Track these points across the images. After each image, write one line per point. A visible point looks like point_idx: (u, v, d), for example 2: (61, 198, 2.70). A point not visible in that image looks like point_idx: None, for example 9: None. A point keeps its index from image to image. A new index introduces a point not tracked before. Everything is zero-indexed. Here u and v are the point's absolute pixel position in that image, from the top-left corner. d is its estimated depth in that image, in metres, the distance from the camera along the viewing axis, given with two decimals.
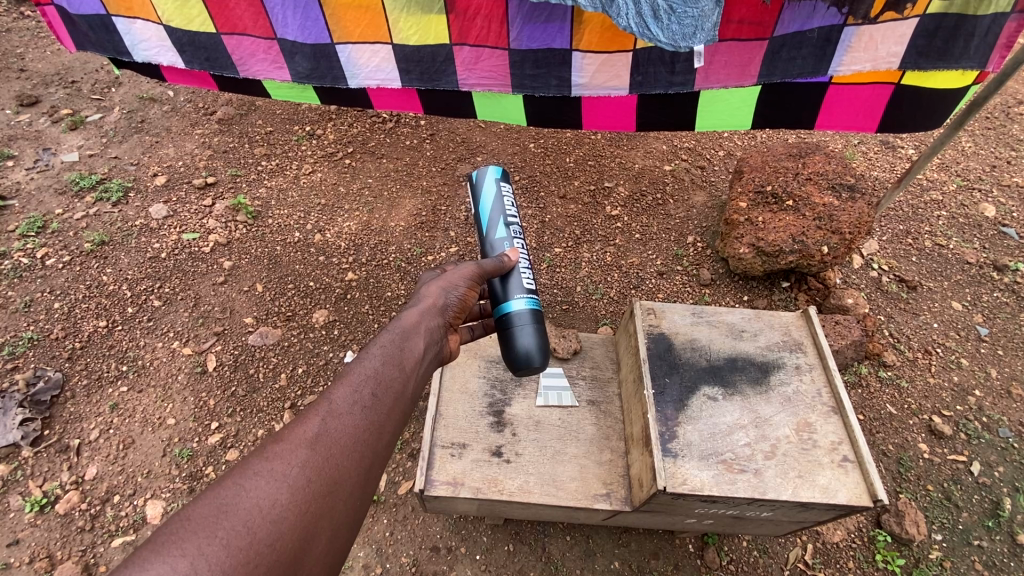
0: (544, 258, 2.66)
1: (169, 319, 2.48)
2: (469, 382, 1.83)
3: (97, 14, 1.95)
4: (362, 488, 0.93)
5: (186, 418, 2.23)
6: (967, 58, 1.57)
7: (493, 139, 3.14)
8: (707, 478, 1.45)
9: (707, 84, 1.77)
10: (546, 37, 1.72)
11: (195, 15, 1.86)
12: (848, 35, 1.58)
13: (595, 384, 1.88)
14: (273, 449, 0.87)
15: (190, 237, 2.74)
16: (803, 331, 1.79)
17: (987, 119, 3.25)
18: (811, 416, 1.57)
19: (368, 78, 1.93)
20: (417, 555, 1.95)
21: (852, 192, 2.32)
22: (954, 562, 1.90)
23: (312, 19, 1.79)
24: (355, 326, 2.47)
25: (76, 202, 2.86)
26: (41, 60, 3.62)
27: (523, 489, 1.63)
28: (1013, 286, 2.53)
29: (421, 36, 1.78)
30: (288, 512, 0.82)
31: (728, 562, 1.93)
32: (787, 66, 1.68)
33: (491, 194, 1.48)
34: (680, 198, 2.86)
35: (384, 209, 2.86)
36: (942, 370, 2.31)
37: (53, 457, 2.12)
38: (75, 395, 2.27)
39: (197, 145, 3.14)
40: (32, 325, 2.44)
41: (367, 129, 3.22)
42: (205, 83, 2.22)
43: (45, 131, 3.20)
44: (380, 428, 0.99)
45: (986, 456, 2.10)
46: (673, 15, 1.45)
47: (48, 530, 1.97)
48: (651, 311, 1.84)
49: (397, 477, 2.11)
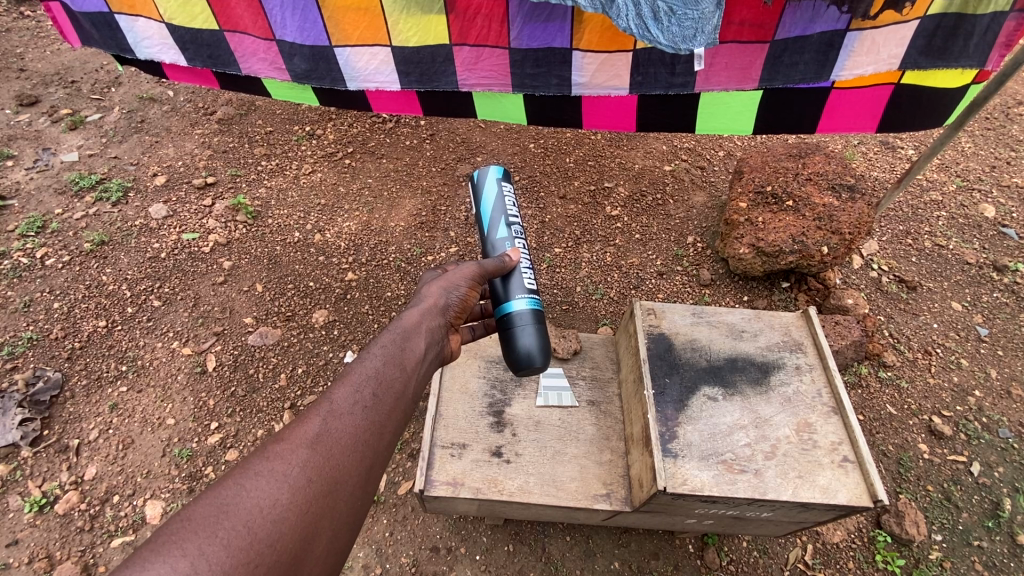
0: (545, 258, 2.66)
1: (169, 319, 2.48)
2: (469, 382, 1.83)
3: (100, 12, 1.95)
4: (362, 488, 0.92)
5: (185, 418, 2.22)
6: (967, 57, 1.58)
7: (494, 139, 3.14)
8: (708, 478, 1.45)
9: (707, 87, 1.77)
10: (546, 36, 1.72)
11: (198, 12, 1.86)
12: (852, 40, 1.58)
13: (595, 384, 1.88)
14: (274, 449, 0.87)
15: (190, 237, 2.74)
16: (803, 332, 1.79)
17: (987, 120, 3.26)
18: (811, 416, 1.57)
19: (367, 80, 1.92)
20: (416, 555, 1.95)
21: (852, 192, 2.33)
22: (954, 563, 1.90)
23: (311, 21, 1.79)
24: (355, 325, 2.47)
25: (75, 202, 2.86)
26: (41, 60, 3.62)
27: (523, 490, 1.62)
28: (1013, 286, 2.53)
29: (421, 36, 1.78)
30: (289, 511, 0.82)
31: (728, 563, 1.93)
32: (788, 71, 1.68)
33: (493, 194, 1.48)
34: (680, 198, 2.86)
35: (384, 209, 2.86)
36: (942, 370, 2.31)
37: (52, 458, 2.12)
38: (74, 395, 2.27)
39: (197, 145, 3.13)
40: (32, 325, 2.43)
41: (367, 129, 3.22)
42: (207, 81, 2.22)
43: (45, 131, 3.20)
44: (381, 428, 0.99)
45: (986, 457, 2.10)
46: (674, 17, 1.45)
47: (48, 530, 1.97)
48: (651, 311, 1.84)
49: (397, 477, 2.11)
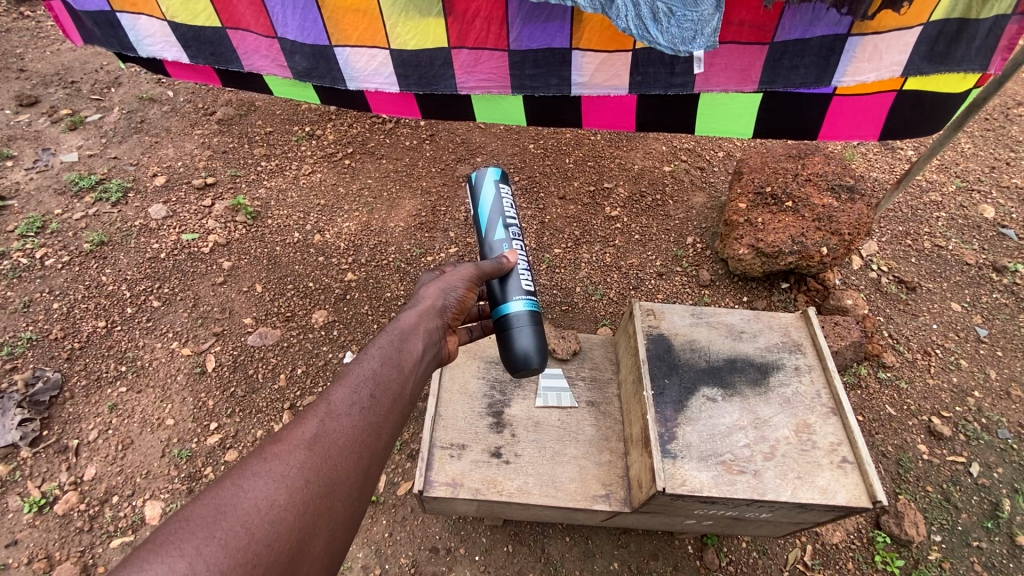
0: (544, 259, 2.66)
1: (169, 319, 2.48)
2: (469, 382, 1.83)
3: (102, 11, 1.95)
4: (360, 488, 0.92)
5: (184, 419, 2.22)
6: (969, 61, 1.58)
7: (494, 139, 3.14)
8: (707, 478, 1.45)
9: (706, 88, 1.77)
10: (546, 37, 1.73)
11: (200, 10, 1.86)
12: (854, 45, 1.59)
13: (594, 384, 1.88)
14: (271, 450, 0.87)
15: (190, 237, 2.74)
16: (802, 332, 1.79)
17: (987, 120, 3.26)
18: (811, 417, 1.57)
19: (366, 80, 1.92)
20: (416, 556, 1.95)
21: (852, 192, 2.33)
22: (953, 563, 1.90)
23: (311, 20, 1.79)
24: (355, 326, 2.47)
25: (75, 202, 2.86)
26: (41, 60, 3.62)
27: (522, 490, 1.62)
28: (1013, 287, 2.53)
29: (419, 39, 1.78)
30: (286, 512, 0.82)
31: (728, 563, 1.93)
32: (788, 73, 1.69)
33: (491, 195, 1.48)
34: (680, 198, 2.86)
35: (384, 209, 2.86)
36: (942, 371, 2.31)
37: (52, 458, 2.12)
38: (74, 396, 2.27)
39: (196, 146, 3.14)
40: (32, 325, 2.43)
41: (367, 130, 3.22)
42: (209, 79, 2.22)
43: (45, 131, 3.20)
44: (379, 428, 0.99)
45: (986, 457, 2.10)
46: (674, 18, 1.45)
47: (47, 531, 1.97)
48: (651, 311, 1.84)
49: (397, 477, 2.11)
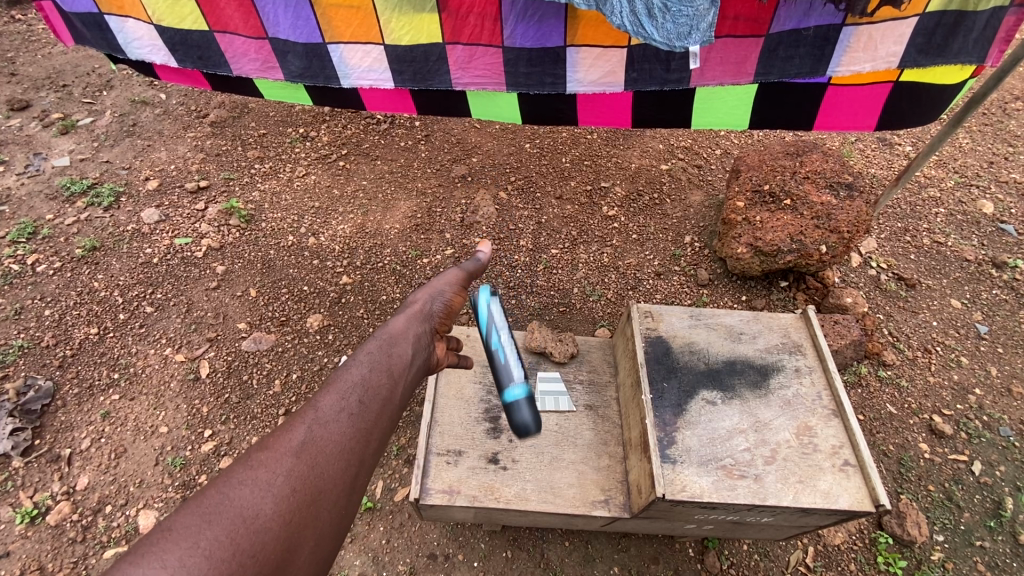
0: (542, 260, 2.64)
1: (162, 325, 2.45)
2: (465, 387, 1.81)
3: (91, 13, 1.92)
4: (349, 496, 0.90)
5: (178, 426, 2.20)
6: (966, 53, 1.55)
7: (490, 140, 3.11)
8: (707, 485, 1.43)
9: (701, 81, 1.75)
10: (540, 35, 1.70)
11: (187, 13, 1.82)
12: (847, 35, 1.56)
13: (593, 388, 1.86)
14: (259, 458, 0.85)
15: (183, 241, 2.71)
16: (802, 333, 1.77)
17: (985, 115, 3.24)
18: (812, 420, 1.55)
19: (360, 78, 1.90)
20: (414, 563, 1.93)
21: (851, 190, 2.31)
22: (957, 564, 1.88)
23: (304, 18, 1.76)
24: (350, 331, 2.45)
25: (67, 208, 2.83)
26: (32, 64, 3.59)
27: (520, 497, 1.60)
28: (1012, 283, 2.51)
29: (412, 35, 1.75)
30: (271, 522, 0.79)
31: (729, 566, 1.91)
32: (784, 64, 1.66)
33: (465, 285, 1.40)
34: (677, 197, 2.83)
35: (379, 211, 2.83)
36: (942, 368, 2.29)
37: (44, 467, 2.09)
38: (65, 404, 2.24)
39: (190, 148, 3.11)
40: (23, 333, 2.41)
41: (361, 130, 3.19)
42: (198, 82, 2.19)
43: (36, 136, 3.17)
44: (367, 435, 0.97)
45: (988, 456, 2.08)
46: (669, 14, 1.43)
47: (39, 542, 1.94)
48: (649, 313, 1.81)
49: (393, 484, 2.08)
